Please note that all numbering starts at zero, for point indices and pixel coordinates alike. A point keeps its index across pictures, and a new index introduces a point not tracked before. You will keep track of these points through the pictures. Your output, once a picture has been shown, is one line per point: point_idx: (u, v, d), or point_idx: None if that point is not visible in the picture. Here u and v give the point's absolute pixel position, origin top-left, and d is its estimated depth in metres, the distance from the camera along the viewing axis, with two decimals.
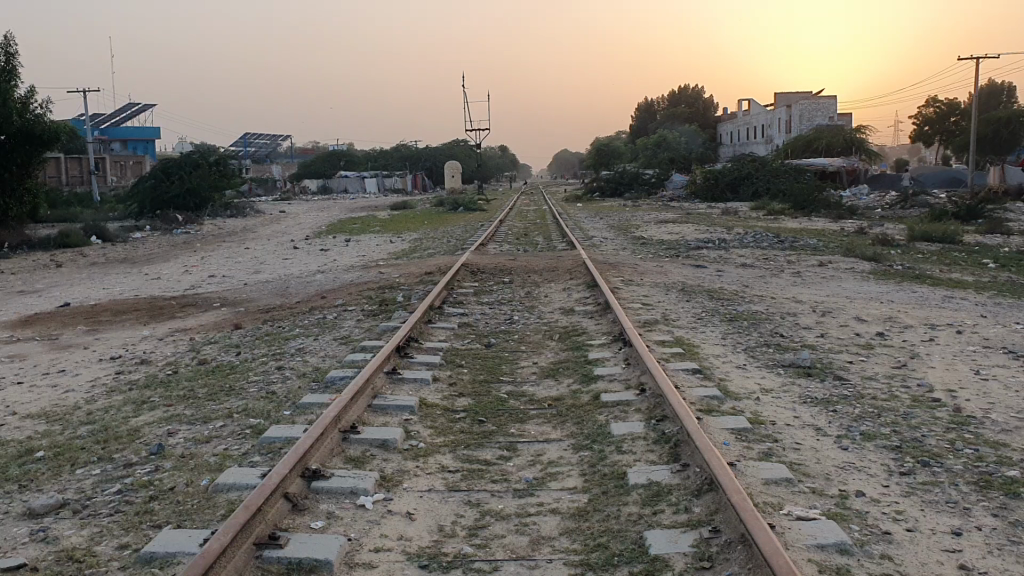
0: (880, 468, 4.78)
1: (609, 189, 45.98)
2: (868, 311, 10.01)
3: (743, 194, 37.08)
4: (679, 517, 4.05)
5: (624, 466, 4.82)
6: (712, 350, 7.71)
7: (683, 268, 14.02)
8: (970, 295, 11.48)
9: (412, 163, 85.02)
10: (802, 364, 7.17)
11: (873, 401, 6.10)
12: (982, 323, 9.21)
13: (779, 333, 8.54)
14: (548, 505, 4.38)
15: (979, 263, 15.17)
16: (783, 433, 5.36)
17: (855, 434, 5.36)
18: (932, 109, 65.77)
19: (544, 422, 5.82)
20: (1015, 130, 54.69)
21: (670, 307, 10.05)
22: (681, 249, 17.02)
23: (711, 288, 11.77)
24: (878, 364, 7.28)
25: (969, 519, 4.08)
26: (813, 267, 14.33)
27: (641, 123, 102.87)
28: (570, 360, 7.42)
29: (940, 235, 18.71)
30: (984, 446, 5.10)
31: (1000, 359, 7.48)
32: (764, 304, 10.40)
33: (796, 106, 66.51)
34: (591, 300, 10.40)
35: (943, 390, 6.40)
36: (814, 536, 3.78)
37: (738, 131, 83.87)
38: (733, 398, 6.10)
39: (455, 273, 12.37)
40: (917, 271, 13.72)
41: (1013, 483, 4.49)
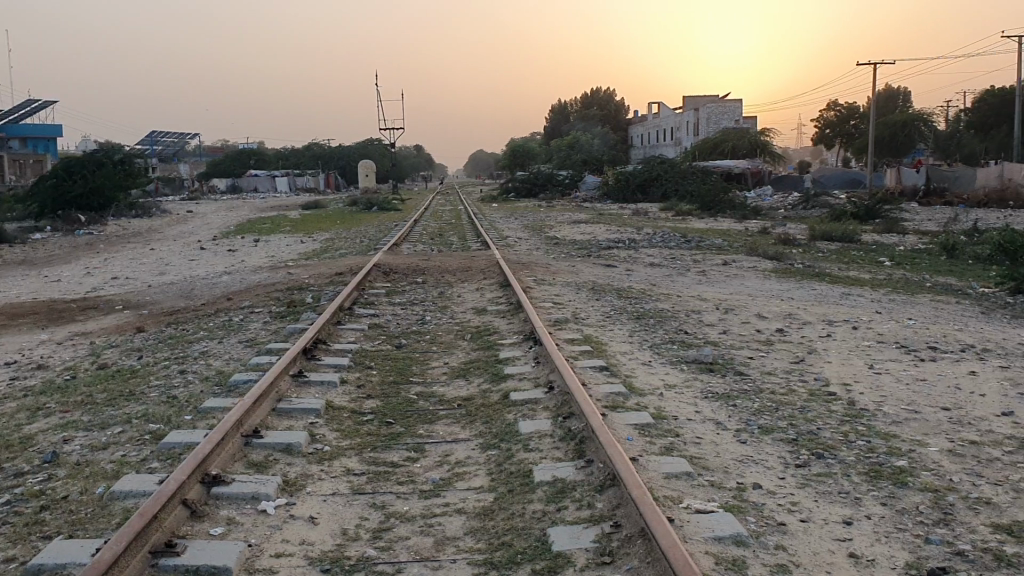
0: (777, 461, 4.92)
1: (524, 190, 46.25)
2: (768, 308, 10.30)
3: (654, 194, 37.78)
4: (583, 513, 4.10)
5: (530, 463, 4.86)
6: (620, 348, 7.82)
7: (593, 268, 14.19)
8: (866, 292, 11.92)
9: (325, 161, 84.00)
10: (705, 360, 7.33)
11: (772, 395, 6.28)
12: (876, 319, 9.58)
13: (684, 330, 8.72)
14: (454, 505, 4.39)
15: (877, 261, 15.77)
16: (685, 428, 5.47)
17: (753, 428, 5.51)
18: (833, 112, 68.04)
19: (453, 422, 5.81)
20: (911, 134, 57.17)
21: (580, 306, 10.13)
22: (591, 248, 17.24)
23: (621, 287, 11.94)
24: (777, 360, 7.49)
25: (859, 509, 4.23)
26: (718, 265, 14.68)
27: (555, 124, 104.15)
28: (480, 360, 7.45)
29: (840, 233, 19.36)
30: (875, 438, 5.30)
31: (893, 353, 7.79)
32: (671, 302, 10.61)
33: (704, 109, 68.08)
34: (503, 300, 10.46)
35: (838, 384, 6.63)
36: (711, 529, 3.87)
37: (649, 132, 85.35)
38: (637, 394, 6.21)
39: (366, 274, 12.29)
40: (817, 270, 14.17)
41: (901, 473, 4.68)
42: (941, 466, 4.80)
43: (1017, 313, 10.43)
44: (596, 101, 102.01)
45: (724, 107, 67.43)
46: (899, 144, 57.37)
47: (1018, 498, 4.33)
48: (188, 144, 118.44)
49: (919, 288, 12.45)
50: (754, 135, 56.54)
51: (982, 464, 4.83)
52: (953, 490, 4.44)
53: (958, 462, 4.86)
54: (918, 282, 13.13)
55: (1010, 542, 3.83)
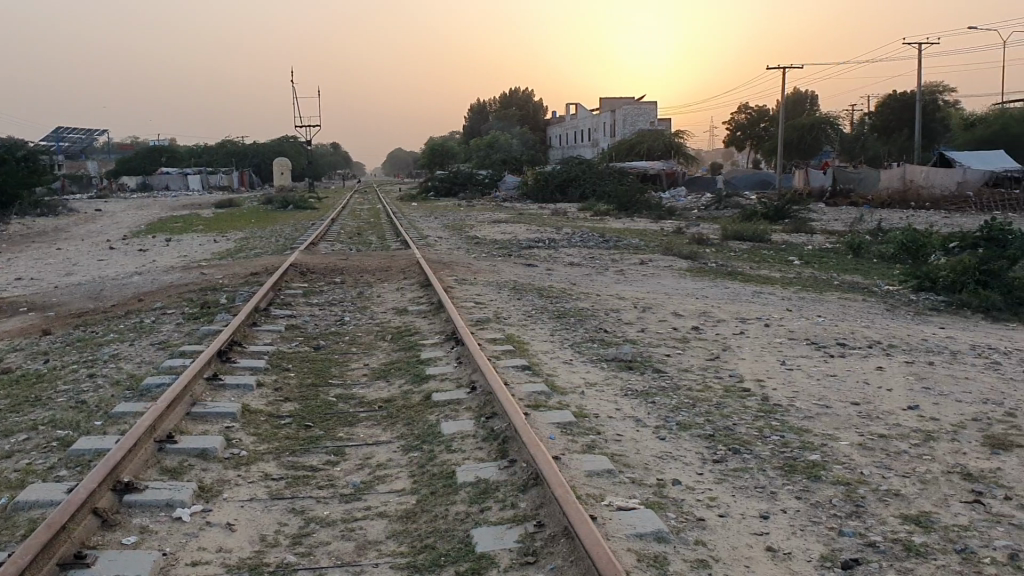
0: (695, 456, 5.00)
1: (443, 189, 46.08)
2: (684, 306, 10.49)
3: (572, 194, 38.12)
4: (506, 513, 4.10)
5: (452, 464, 4.84)
6: (541, 347, 7.84)
7: (513, 267, 14.21)
8: (777, 290, 12.22)
9: (239, 160, 82.25)
10: (626, 358, 7.40)
11: (689, 392, 6.39)
12: (787, 316, 9.84)
13: (603, 329, 8.79)
14: (375, 509, 4.34)
15: (786, 259, 16.22)
16: (606, 425, 5.52)
17: (672, 425, 5.59)
18: (744, 115, 69.72)
19: (373, 425, 5.75)
20: (818, 136, 59.05)
21: (501, 305, 10.13)
22: (511, 248, 17.26)
23: (541, 286, 11.99)
24: (693, 357, 7.63)
25: (775, 503, 4.33)
26: (636, 264, 14.88)
27: (473, 124, 104.24)
28: (402, 361, 7.39)
29: (751, 233, 19.79)
30: (789, 433, 5.43)
31: (804, 350, 8.00)
32: (590, 300, 10.71)
33: (620, 110, 69.04)
34: (424, 300, 10.40)
35: (752, 380, 6.79)
36: (633, 526, 3.91)
37: (567, 132, 86.06)
38: (560, 392, 6.24)
39: (282, 274, 12.10)
40: (730, 269, 14.49)
41: (814, 467, 4.80)
42: (852, 460, 4.94)
43: (920, 310, 10.82)
44: (514, 100, 102.14)
45: (639, 109, 68.55)
46: (806, 146, 59.16)
47: (924, 489, 4.50)
48: (95, 141, 114.47)
49: (828, 287, 12.82)
50: (669, 137, 57.57)
51: (890, 457, 5.00)
52: (864, 483, 4.58)
53: (868, 455, 5.02)
54: (826, 281, 13.50)
55: (918, 532, 3.98)
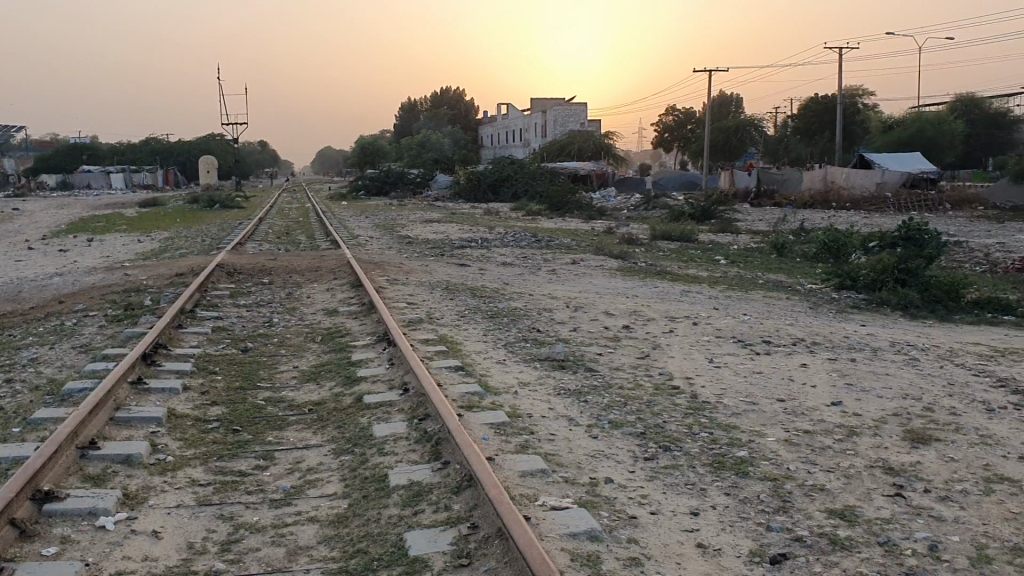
0: (627, 455, 5.05)
1: (374, 188, 45.69)
2: (615, 305, 10.60)
3: (504, 195, 38.16)
4: (439, 516, 4.08)
5: (385, 467, 4.79)
6: (474, 347, 7.82)
7: (445, 267, 14.18)
8: (705, 289, 12.43)
9: (163, 158, 80.34)
10: (558, 357, 7.45)
11: (621, 391, 6.44)
12: (715, 315, 10.02)
13: (536, 328, 8.83)
14: (306, 513, 4.28)
15: (712, 259, 16.49)
16: (539, 425, 5.54)
17: (604, 423, 5.64)
18: (671, 117, 70.77)
19: (303, 428, 5.66)
20: (743, 139, 60.37)
21: (433, 306, 10.10)
22: (443, 248, 17.22)
23: (474, 286, 11.98)
24: (624, 355, 7.70)
25: (705, 500, 4.40)
26: (568, 264, 14.99)
27: (404, 123, 103.81)
28: (332, 363, 7.29)
29: (680, 233, 20.08)
30: (717, 430, 5.52)
31: (731, 347, 8.16)
32: (523, 300, 10.74)
33: (550, 111, 69.47)
34: (354, 300, 10.29)
35: (681, 377, 6.90)
36: (566, 525, 3.93)
37: (498, 132, 86.22)
38: (493, 393, 6.23)
39: (209, 274, 11.85)
40: (659, 268, 14.68)
41: (742, 463, 4.89)
42: (778, 455, 5.04)
43: (842, 308, 11.11)
44: (444, 100, 101.80)
45: (569, 110, 69.29)
46: (732, 148, 60.36)
47: (848, 483, 4.62)
48: (12, 138, 110.64)
49: (753, 285, 13.08)
50: (599, 137, 58.09)
51: (816, 453, 5.11)
52: (790, 478, 4.67)
53: (794, 451, 5.13)
54: (751, 280, 13.77)
55: (843, 526, 4.08)
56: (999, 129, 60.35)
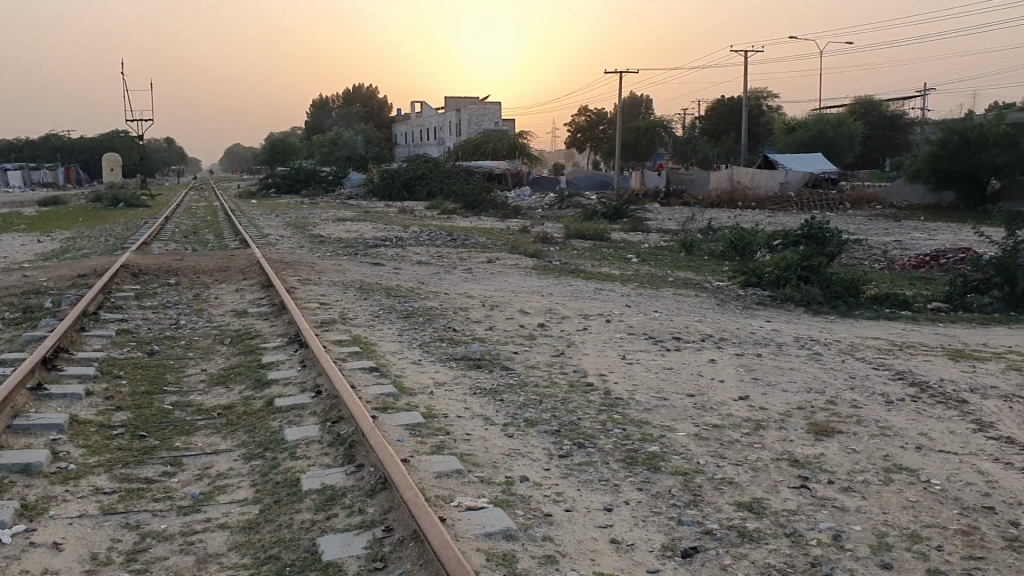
0: (542, 452, 5.08)
1: (285, 186, 44.90)
2: (530, 303, 10.65)
3: (419, 193, 37.96)
4: (353, 520, 4.03)
5: (297, 472, 4.71)
6: (388, 348, 7.75)
7: (358, 266, 14.03)
8: (619, 287, 12.60)
9: (64, 154, 77.46)
10: (474, 356, 7.44)
11: (536, 389, 6.46)
12: (628, 312, 10.15)
13: (452, 328, 8.81)
14: (216, 520, 4.17)
15: (625, 258, 16.71)
16: (454, 425, 5.52)
17: (519, 421, 5.66)
18: (584, 117, 71.51)
19: (212, 433, 5.53)
20: (652, 140, 61.63)
21: (346, 306, 9.99)
22: (356, 247, 17.03)
23: (388, 285, 11.88)
24: (539, 353, 7.75)
25: (618, 495, 4.45)
26: (483, 263, 15.01)
27: (316, 121, 102.39)
28: (242, 365, 7.14)
29: (592, 233, 20.28)
30: (630, 425, 5.59)
31: (643, 344, 8.29)
32: (438, 299, 10.70)
33: (465, 109, 69.49)
34: (265, 301, 10.09)
35: (595, 374, 6.98)
36: (481, 525, 3.93)
37: (412, 131, 85.78)
38: (408, 393, 6.19)
39: (113, 276, 11.46)
40: (573, 267, 14.81)
41: (654, 459, 4.97)
42: (689, 450, 5.14)
43: (748, 304, 11.39)
44: (356, 98, 100.68)
45: (484, 108, 69.39)
46: (642, 148, 61.48)
47: (756, 476, 4.73)
48: None
49: (664, 283, 13.31)
50: (513, 137, 58.31)
51: (724, 446, 5.23)
52: (700, 472, 4.77)
53: (703, 445, 5.24)
54: (662, 277, 14.01)
55: (751, 518, 4.18)
56: (896, 131, 62.70)
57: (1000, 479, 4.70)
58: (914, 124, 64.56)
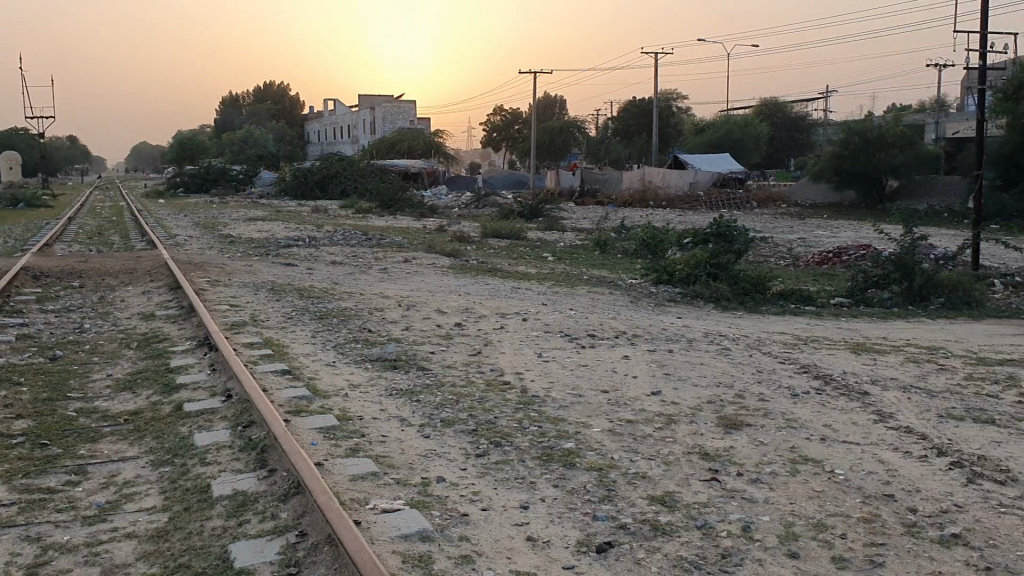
0: (458, 452, 5.08)
1: (194, 185, 43.80)
2: (447, 303, 10.62)
3: (332, 193, 37.51)
4: (266, 525, 3.97)
5: (208, 478, 4.61)
6: (302, 350, 7.65)
7: (270, 267, 13.80)
8: (534, 285, 12.67)
9: None
10: (389, 357, 7.39)
11: (452, 389, 6.46)
12: (543, 310, 10.19)
13: (367, 328, 8.74)
14: (123, 529, 4.06)
15: (540, 256, 16.83)
16: (369, 427, 5.48)
17: (435, 422, 5.64)
18: (499, 117, 71.71)
19: (119, 440, 5.36)
20: (566, 139, 62.36)
21: (258, 307, 9.82)
22: (267, 247, 16.75)
23: (301, 286, 11.71)
24: (456, 353, 7.75)
25: (534, 492, 4.48)
26: (398, 262, 14.91)
27: (226, 119, 100.21)
28: (149, 370, 6.95)
29: (509, 232, 20.35)
30: (546, 423, 5.63)
31: (558, 341, 8.37)
32: (352, 300, 10.58)
33: (379, 108, 68.98)
34: (173, 304, 9.85)
35: (511, 372, 7.01)
36: (397, 527, 3.92)
37: (326, 130, 84.69)
38: (322, 396, 6.12)
39: (12, 279, 11.01)
40: (490, 265, 14.85)
41: (569, 455, 5.02)
42: (603, 445, 5.21)
43: (660, 301, 11.60)
44: (268, 94, 98.83)
45: (398, 108, 69.08)
46: (556, 147, 62.09)
47: (668, 470, 4.82)
48: None
49: (578, 281, 13.44)
50: (428, 136, 58.15)
51: (637, 441, 5.31)
52: (614, 467, 4.84)
53: (617, 440, 5.31)
54: (577, 275, 14.16)
55: (663, 512, 4.26)
56: (800, 131, 64.61)
57: (899, 467, 4.90)
58: (817, 125, 66.64)
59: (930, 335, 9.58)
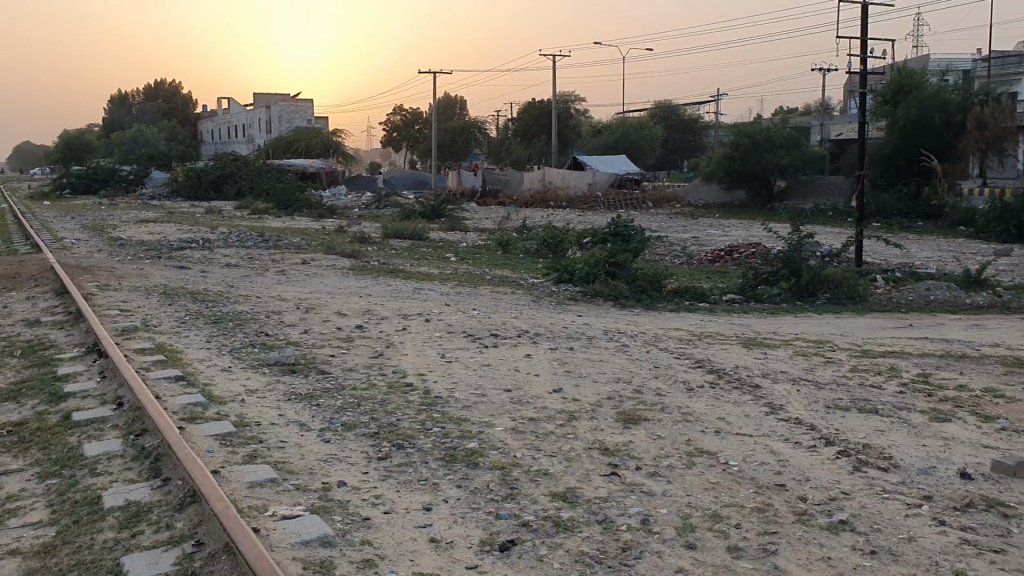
0: (360, 456, 5.03)
1: (81, 186, 42.09)
2: (347, 305, 10.49)
3: (228, 193, 36.64)
4: (160, 536, 3.86)
5: (98, 489, 4.45)
6: (196, 356, 7.45)
7: (163, 270, 13.38)
8: (436, 286, 12.66)
9: None
10: (288, 361, 7.27)
11: (353, 391, 6.40)
12: (446, 311, 10.18)
13: (264, 332, 8.56)
14: (7, 546, 3.88)
15: (442, 256, 16.82)
16: (268, 433, 5.38)
17: (336, 426, 5.58)
18: (399, 116, 71.26)
19: (2, 453, 5.12)
20: (467, 140, 62.46)
21: (151, 312, 9.52)
22: (160, 249, 16.28)
23: (195, 289, 11.41)
24: (357, 355, 7.67)
25: (437, 494, 4.48)
26: (297, 264, 14.68)
27: (114, 117, 96.76)
28: (33, 379, 6.65)
29: (410, 232, 20.26)
30: (449, 423, 5.63)
31: (461, 342, 8.37)
32: (248, 303, 10.38)
33: (275, 106, 67.68)
34: (59, 310, 9.45)
35: (415, 374, 6.99)
36: (298, 533, 3.87)
37: (220, 128, 82.60)
38: (218, 402, 5.98)
39: None
40: (390, 266, 14.76)
41: (472, 455, 5.04)
42: (506, 444, 5.24)
43: (561, 300, 11.74)
44: (159, 92, 95.77)
45: (296, 106, 67.92)
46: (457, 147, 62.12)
47: (570, 466, 4.89)
48: None
49: (480, 281, 13.49)
50: (326, 135, 57.42)
51: (540, 438, 5.37)
52: (517, 465, 4.88)
53: (520, 438, 5.35)
54: (478, 275, 14.21)
55: (565, 508, 4.32)
56: (692, 133, 66.26)
57: (789, 457, 5.08)
58: (710, 128, 68.42)
59: (817, 329, 9.97)
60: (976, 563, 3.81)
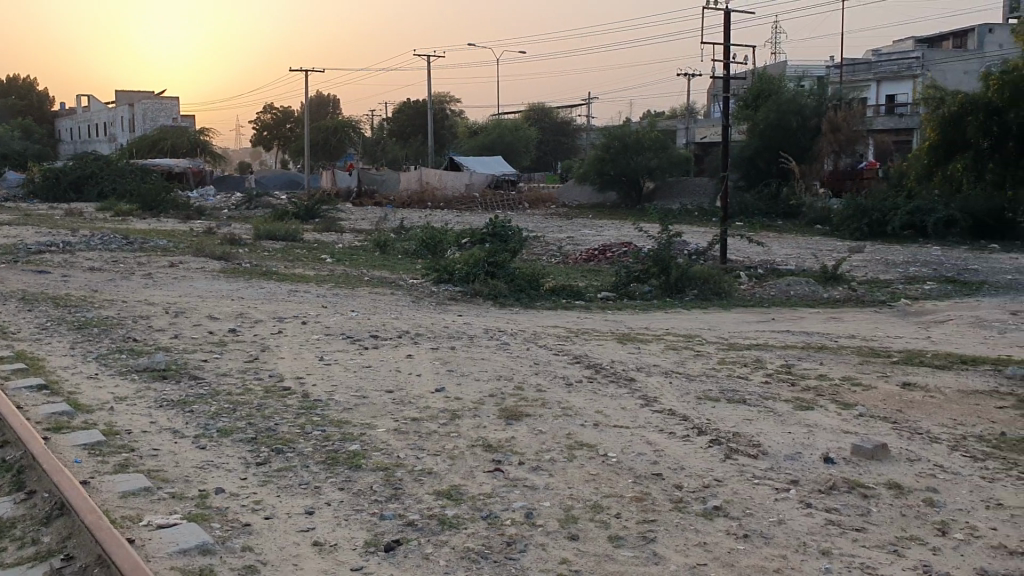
0: (237, 462, 4.91)
1: None
2: (220, 308, 10.19)
3: (89, 194, 35.00)
4: (25, 553, 3.68)
5: None
6: (59, 363, 7.09)
7: (19, 275, 12.68)
8: (312, 288, 12.45)
9: None
10: (158, 367, 7.01)
11: (228, 396, 6.24)
12: (323, 313, 10.04)
13: (131, 337, 8.24)
14: None
15: (317, 258, 16.53)
16: (140, 441, 5.18)
17: (211, 432, 5.43)
18: (269, 115, 69.61)
19: None
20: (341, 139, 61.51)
21: (7, 319, 9.02)
22: (15, 253, 15.42)
23: (55, 294, 10.87)
24: (231, 360, 7.47)
25: (319, 497, 4.41)
26: (164, 267, 14.16)
27: None
28: None
29: (283, 233, 19.85)
30: (330, 426, 5.56)
31: (341, 344, 8.28)
32: (114, 307, 9.96)
33: (139, 104, 65.00)
34: None
35: (292, 377, 6.86)
36: (175, 542, 3.75)
37: (79, 126, 78.81)
38: (84, 411, 5.72)
39: None
40: (264, 268, 14.44)
41: (355, 456, 4.99)
42: (389, 444, 5.22)
43: (441, 300, 11.75)
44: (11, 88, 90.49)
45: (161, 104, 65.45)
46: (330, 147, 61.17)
47: (453, 464, 4.91)
48: None
49: (358, 282, 13.36)
50: (193, 134, 55.59)
51: (423, 438, 5.36)
52: (401, 466, 4.86)
53: (403, 439, 5.33)
54: (356, 276, 14.08)
55: (450, 505, 4.33)
56: (565, 136, 67.29)
57: (665, 448, 5.24)
58: (582, 131, 69.67)
59: (686, 324, 10.29)
60: (840, 542, 4.03)
